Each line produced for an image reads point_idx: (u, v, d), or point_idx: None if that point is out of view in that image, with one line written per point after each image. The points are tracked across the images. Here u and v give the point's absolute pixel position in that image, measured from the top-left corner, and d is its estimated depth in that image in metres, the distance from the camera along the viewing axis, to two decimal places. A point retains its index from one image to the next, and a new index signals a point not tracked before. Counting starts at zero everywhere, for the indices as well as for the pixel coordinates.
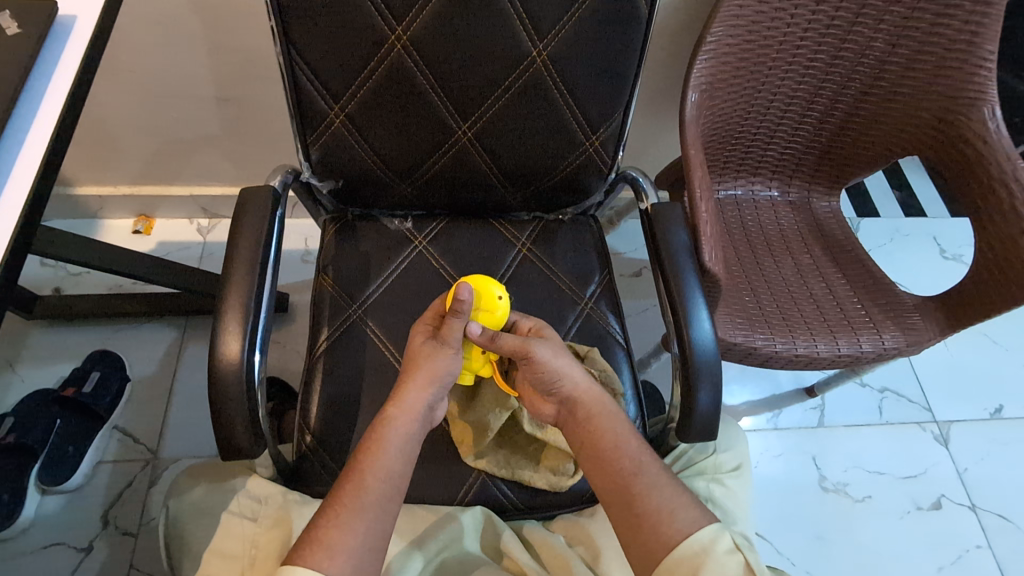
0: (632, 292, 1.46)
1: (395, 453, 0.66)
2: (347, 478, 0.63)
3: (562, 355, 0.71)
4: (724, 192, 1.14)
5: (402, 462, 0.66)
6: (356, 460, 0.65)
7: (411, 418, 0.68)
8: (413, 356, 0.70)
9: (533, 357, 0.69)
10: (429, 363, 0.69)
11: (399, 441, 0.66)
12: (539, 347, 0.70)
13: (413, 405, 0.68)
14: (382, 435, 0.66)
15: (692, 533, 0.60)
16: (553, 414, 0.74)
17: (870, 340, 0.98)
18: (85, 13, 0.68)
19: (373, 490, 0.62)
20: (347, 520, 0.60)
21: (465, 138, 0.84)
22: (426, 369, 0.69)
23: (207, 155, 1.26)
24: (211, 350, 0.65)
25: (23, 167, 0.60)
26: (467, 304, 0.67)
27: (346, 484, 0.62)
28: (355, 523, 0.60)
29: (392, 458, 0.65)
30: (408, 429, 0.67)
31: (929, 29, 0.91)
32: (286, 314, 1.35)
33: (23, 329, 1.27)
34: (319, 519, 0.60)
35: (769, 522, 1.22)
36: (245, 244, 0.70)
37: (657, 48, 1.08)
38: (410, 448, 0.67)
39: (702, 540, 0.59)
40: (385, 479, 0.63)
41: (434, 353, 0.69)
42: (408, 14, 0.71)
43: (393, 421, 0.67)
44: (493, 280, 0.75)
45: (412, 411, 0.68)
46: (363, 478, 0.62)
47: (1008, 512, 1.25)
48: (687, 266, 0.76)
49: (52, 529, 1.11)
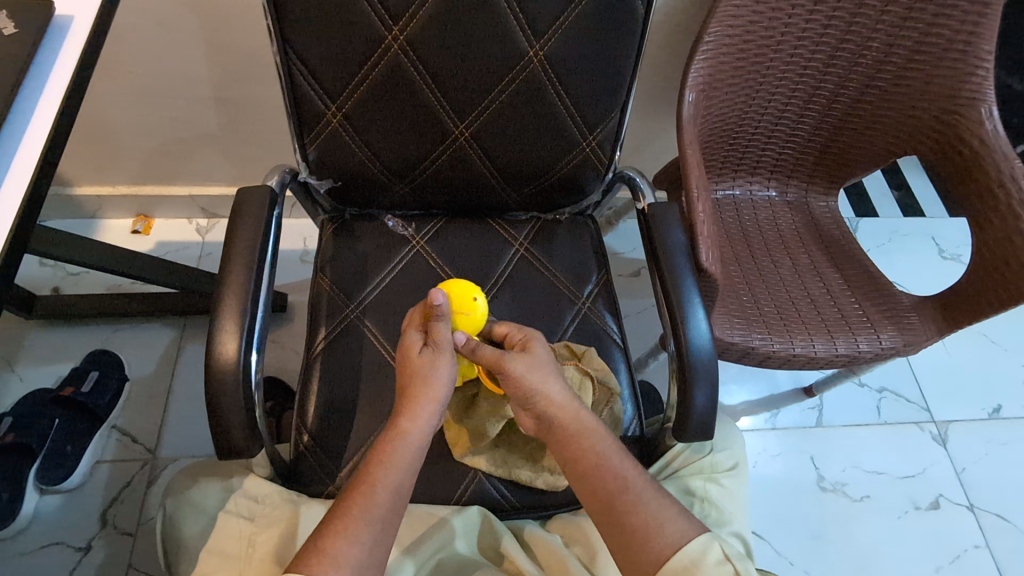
0: (630, 292, 1.46)
1: (407, 465, 0.65)
2: (357, 488, 0.63)
3: (545, 372, 0.68)
4: (722, 192, 1.14)
5: (411, 475, 0.65)
6: (365, 471, 0.64)
7: (422, 432, 0.67)
8: (410, 363, 0.69)
9: (507, 371, 0.67)
10: (438, 373, 0.67)
11: (412, 452, 0.65)
12: (513, 363, 0.67)
13: (425, 417, 0.67)
14: (394, 447, 0.65)
15: (682, 545, 0.58)
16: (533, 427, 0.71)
17: (868, 340, 0.98)
18: (83, 13, 0.68)
19: (382, 502, 0.62)
20: (352, 530, 0.59)
21: (463, 138, 0.84)
22: (432, 378, 0.67)
23: (205, 155, 1.26)
24: (208, 350, 0.65)
25: (20, 167, 0.60)
26: (444, 308, 0.68)
27: (356, 497, 0.62)
28: (351, 524, 0.60)
29: (402, 471, 0.64)
30: (418, 441, 0.66)
31: (928, 28, 0.91)
32: (285, 313, 1.35)
33: (22, 329, 1.27)
34: (324, 529, 0.60)
35: (767, 522, 1.22)
36: (242, 244, 0.71)
37: (654, 48, 1.08)
38: (419, 460, 0.66)
39: (692, 552, 0.57)
40: (395, 492, 0.63)
41: (435, 361, 0.68)
42: (405, 13, 0.71)
43: (406, 434, 0.66)
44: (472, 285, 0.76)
45: (424, 423, 0.67)
46: (374, 490, 0.62)
47: (1006, 512, 1.25)
48: (683, 266, 0.76)
49: (51, 528, 1.11)
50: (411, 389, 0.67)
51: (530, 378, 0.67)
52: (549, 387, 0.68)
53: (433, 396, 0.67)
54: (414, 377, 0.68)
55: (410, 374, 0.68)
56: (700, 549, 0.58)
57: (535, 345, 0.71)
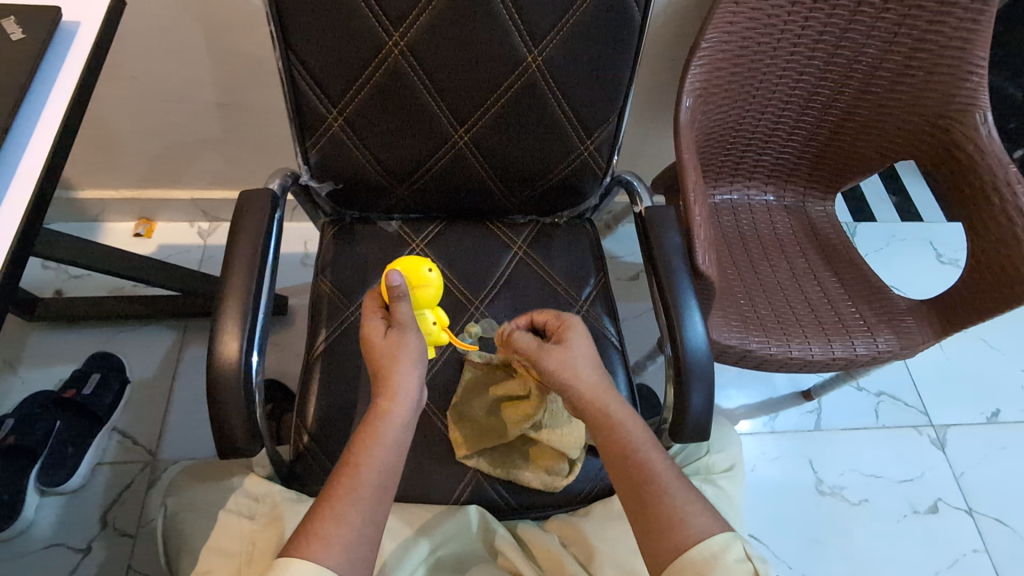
0: (629, 296, 1.47)
1: (393, 446, 0.64)
2: (342, 471, 0.62)
3: (576, 368, 0.68)
4: (720, 197, 1.15)
5: (395, 454, 0.64)
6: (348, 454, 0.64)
7: (404, 410, 0.66)
8: (380, 349, 0.67)
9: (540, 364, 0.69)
10: (402, 351, 0.67)
11: (394, 434, 0.65)
12: (547, 357, 0.69)
13: (403, 395, 0.66)
14: (377, 429, 0.64)
15: (705, 538, 0.58)
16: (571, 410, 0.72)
17: (864, 343, 0.99)
18: (90, 20, 0.69)
19: (367, 483, 0.61)
20: (340, 514, 0.59)
21: (462, 142, 0.85)
22: (401, 352, 0.67)
23: (208, 159, 1.27)
24: (209, 349, 0.66)
25: (26, 170, 0.61)
26: (403, 286, 0.67)
27: (341, 478, 0.61)
28: (350, 515, 0.59)
29: (386, 452, 0.63)
30: (400, 420, 0.65)
31: (921, 36, 0.92)
32: (285, 317, 1.36)
33: (24, 331, 1.28)
34: (314, 514, 0.60)
35: (765, 525, 1.23)
36: (245, 245, 0.71)
37: (651, 53, 1.10)
38: (401, 439, 0.65)
39: (712, 546, 0.57)
40: (380, 473, 0.62)
41: (400, 339, 0.67)
42: (405, 20, 0.72)
43: (385, 413, 0.65)
44: (423, 258, 0.75)
45: (405, 400, 0.66)
46: (358, 471, 0.61)
47: (1005, 516, 1.25)
48: (680, 269, 0.77)
49: (52, 530, 1.11)
50: (385, 368, 0.67)
51: (562, 368, 0.68)
52: (581, 377, 0.68)
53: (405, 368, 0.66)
54: (382, 353, 0.67)
55: (380, 363, 0.67)
56: (721, 544, 0.57)
57: (572, 335, 0.71)
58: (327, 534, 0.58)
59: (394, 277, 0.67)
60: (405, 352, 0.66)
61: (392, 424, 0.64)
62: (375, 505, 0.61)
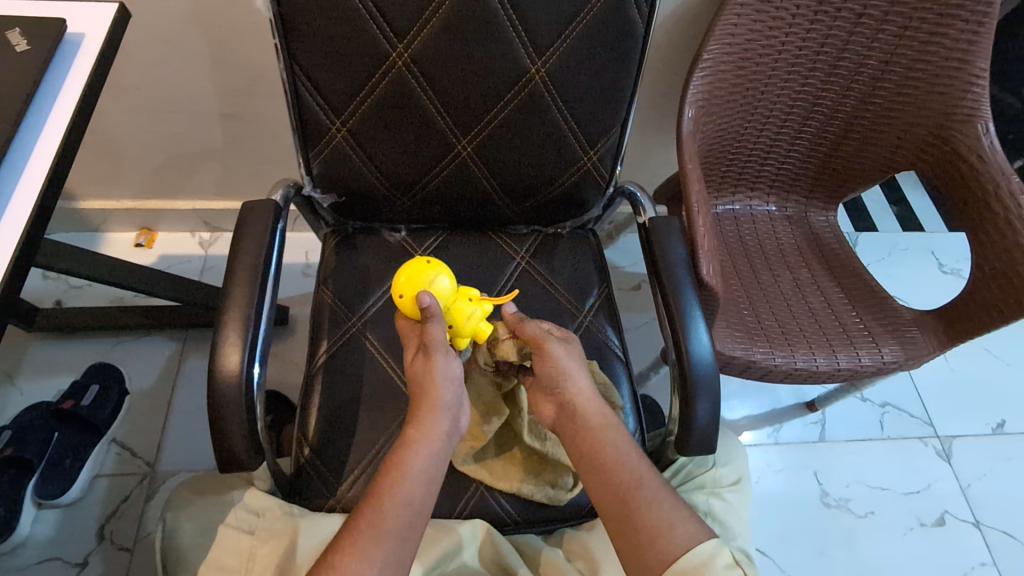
0: (632, 307, 1.46)
1: (422, 478, 0.64)
2: (366, 504, 0.62)
3: (578, 367, 0.71)
4: (723, 208, 1.14)
5: (424, 486, 0.64)
6: (378, 484, 0.64)
7: (434, 440, 0.65)
8: (412, 375, 0.68)
9: (545, 350, 0.69)
10: (428, 378, 0.66)
11: (422, 465, 0.64)
12: (553, 344, 0.70)
13: (435, 425, 0.66)
14: (404, 460, 0.64)
15: (692, 547, 0.58)
16: (551, 418, 0.73)
17: (869, 354, 0.98)
18: (95, 32, 0.69)
19: (392, 516, 0.61)
20: (363, 550, 0.58)
21: (465, 153, 0.85)
22: (431, 381, 0.66)
23: (210, 170, 1.27)
24: (211, 361, 0.65)
25: (29, 181, 0.61)
26: (434, 307, 0.65)
27: (364, 512, 0.61)
28: (372, 551, 0.59)
29: (412, 484, 0.63)
30: (432, 449, 0.65)
31: (922, 48, 0.92)
32: (286, 327, 1.35)
33: (23, 341, 1.27)
34: (334, 547, 0.59)
35: (771, 540, 1.21)
36: (246, 257, 0.71)
37: (654, 64, 1.10)
38: (433, 469, 0.65)
39: (701, 553, 0.57)
40: (408, 504, 0.62)
41: (424, 363, 0.67)
42: (408, 32, 0.72)
43: (415, 444, 0.65)
44: (423, 263, 0.69)
45: (438, 431, 0.66)
46: (382, 503, 0.61)
47: (1012, 529, 1.24)
48: (685, 281, 0.76)
49: (46, 545, 1.10)
50: (420, 399, 0.67)
51: (567, 363, 0.70)
52: (576, 378, 0.70)
53: (438, 398, 0.66)
54: (417, 384, 0.67)
55: (415, 385, 0.68)
56: (710, 552, 0.57)
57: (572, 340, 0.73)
58: (348, 570, 0.57)
59: (424, 296, 0.65)
60: (434, 374, 0.66)
61: (419, 454, 0.64)
62: (391, 536, 0.60)
